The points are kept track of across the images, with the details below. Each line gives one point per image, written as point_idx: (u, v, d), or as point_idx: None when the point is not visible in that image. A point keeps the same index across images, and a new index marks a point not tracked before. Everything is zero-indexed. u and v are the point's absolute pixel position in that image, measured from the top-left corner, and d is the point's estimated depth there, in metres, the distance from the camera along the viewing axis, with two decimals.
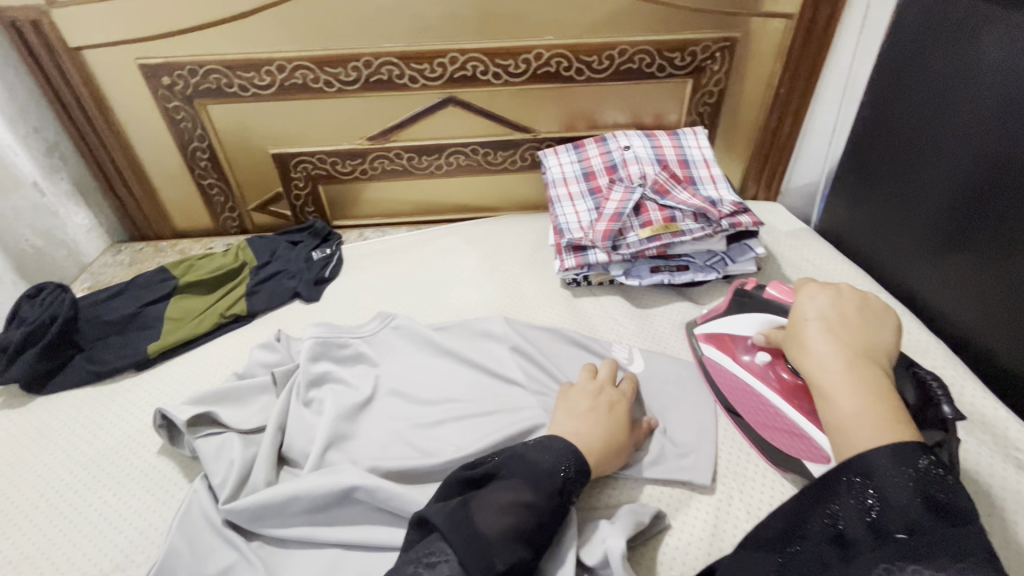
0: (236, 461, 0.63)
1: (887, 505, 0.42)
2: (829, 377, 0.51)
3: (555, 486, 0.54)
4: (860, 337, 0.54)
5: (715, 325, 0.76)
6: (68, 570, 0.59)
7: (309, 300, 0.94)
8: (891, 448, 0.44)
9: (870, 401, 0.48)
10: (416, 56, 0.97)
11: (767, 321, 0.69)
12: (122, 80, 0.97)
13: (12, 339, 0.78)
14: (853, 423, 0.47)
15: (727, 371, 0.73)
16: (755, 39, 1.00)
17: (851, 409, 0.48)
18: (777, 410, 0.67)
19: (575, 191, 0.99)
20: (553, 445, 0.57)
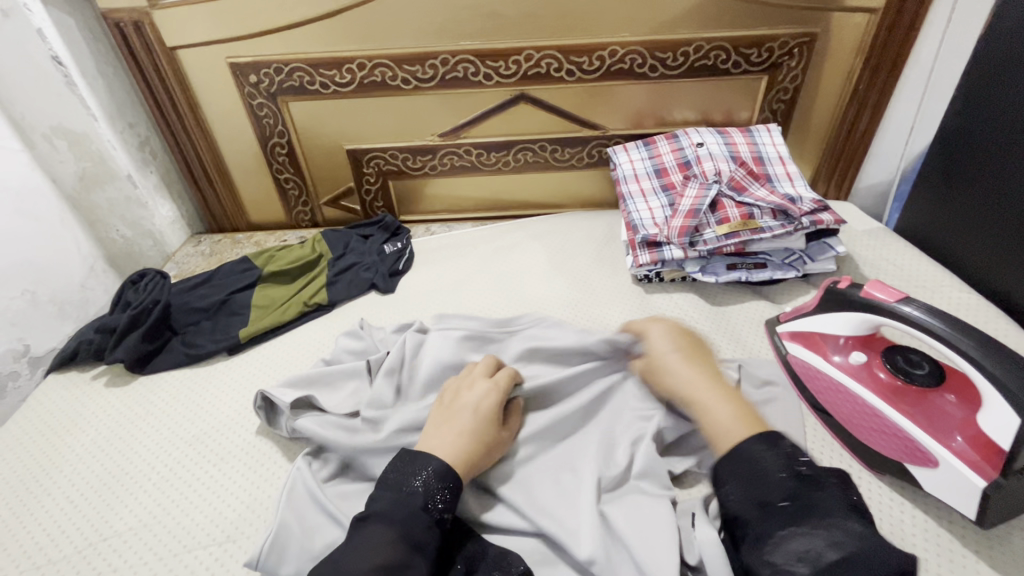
0: (339, 457, 0.66)
1: (764, 484, 0.50)
2: (703, 396, 0.60)
3: (420, 507, 0.53)
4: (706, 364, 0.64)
5: (802, 323, 0.74)
6: (183, 537, 0.62)
7: (385, 292, 0.97)
8: (751, 440, 0.53)
9: (737, 410, 0.57)
10: (492, 54, 0.98)
11: (865, 320, 0.66)
12: (212, 78, 1.02)
13: (118, 321, 0.83)
14: (723, 431, 0.56)
15: (815, 368, 0.71)
16: (835, 34, 0.98)
17: (723, 420, 0.57)
18: (868, 408, 0.65)
19: (647, 187, 0.99)
20: (414, 464, 0.56)
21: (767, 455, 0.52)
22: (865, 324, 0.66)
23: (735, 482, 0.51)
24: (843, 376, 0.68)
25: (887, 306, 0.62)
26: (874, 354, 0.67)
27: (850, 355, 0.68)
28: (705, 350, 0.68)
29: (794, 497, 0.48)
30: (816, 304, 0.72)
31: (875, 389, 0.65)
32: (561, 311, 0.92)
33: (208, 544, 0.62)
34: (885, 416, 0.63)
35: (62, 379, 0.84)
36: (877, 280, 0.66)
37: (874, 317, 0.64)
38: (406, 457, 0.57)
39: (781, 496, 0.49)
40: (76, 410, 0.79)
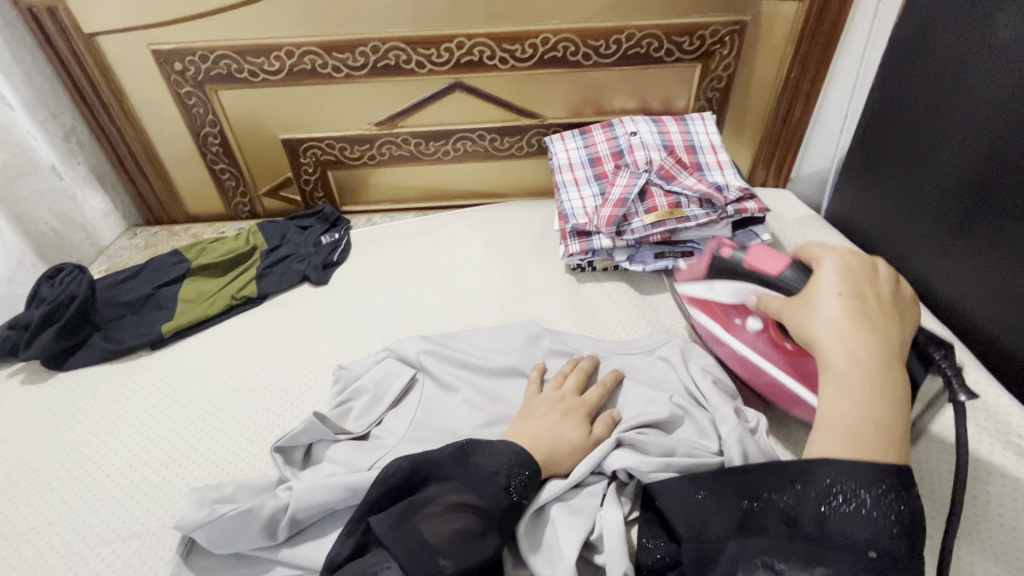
0: (266, 508, 0.57)
1: (862, 524, 0.44)
2: (861, 374, 0.50)
3: (502, 488, 0.54)
4: (887, 333, 0.52)
5: (697, 289, 0.74)
6: (87, 534, 0.62)
7: (317, 284, 0.96)
8: (870, 468, 0.45)
9: (875, 413, 0.48)
10: (424, 41, 0.97)
11: (745, 287, 0.67)
12: (135, 65, 0.99)
13: (33, 317, 0.81)
14: (848, 427, 0.48)
15: (718, 337, 0.73)
16: (765, 21, 0.98)
17: (868, 413, 0.48)
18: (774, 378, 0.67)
19: (581, 176, 0.99)
20: (505, 448, 0.56)
21: (892, 502, 0.44)
22: (746, 293, 0.67)
23: (853, 495, 0.44)
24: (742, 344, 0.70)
25: (777, 275, 0.63)
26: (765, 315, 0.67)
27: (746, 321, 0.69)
28: (904, 323, 0.54)
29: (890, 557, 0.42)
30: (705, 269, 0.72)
31: (773, 357, 0.67)
32: (492, 301, 0.92)
33: (111, 541, 0.61)
34: (788, 383, 0.66)
35: None
36: (760, 248, 0.66)
37: (757, 286, 0.65)
38: (487, 440, 0.57)
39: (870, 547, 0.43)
40: None
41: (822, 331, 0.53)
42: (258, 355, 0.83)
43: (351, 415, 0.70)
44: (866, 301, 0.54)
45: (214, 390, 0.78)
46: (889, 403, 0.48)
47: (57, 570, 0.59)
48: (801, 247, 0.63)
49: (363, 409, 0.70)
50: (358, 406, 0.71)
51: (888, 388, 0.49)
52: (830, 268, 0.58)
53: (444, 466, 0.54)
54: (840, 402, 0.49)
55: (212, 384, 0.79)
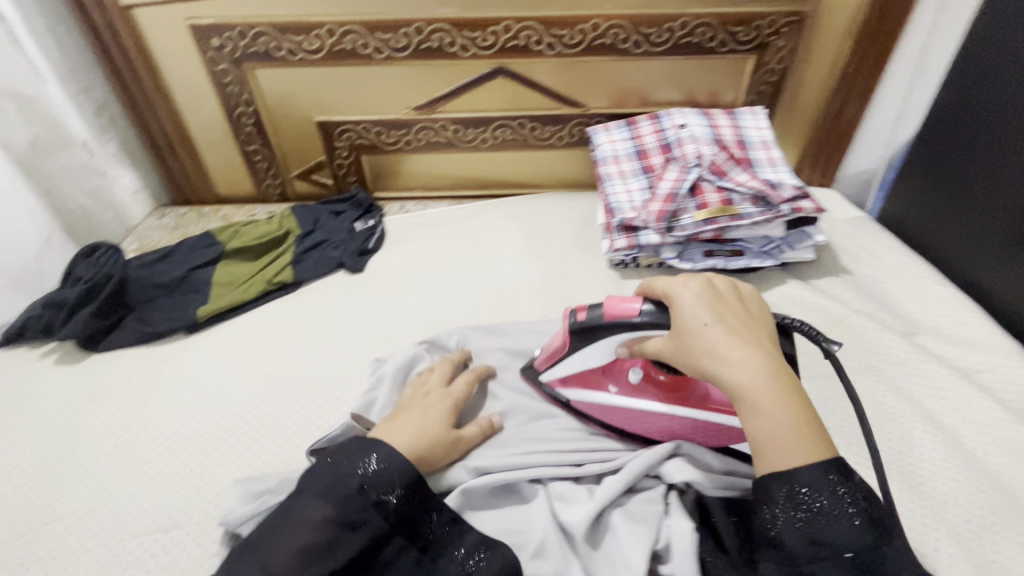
0: None
1: (830, 526, 0.44)
2: (758, 386, 0.47)
3: (356, 489, 0.52)
4: (754, 332, 0.51)
5: (566, 366, 0.67)
6: (130, 523, 0.60)
7: (353, 271, 0.94)
8: (817, 470, 0.44)
9: (793, 416, 0.46)
10: (469, 23, 0.93)
11: (612, 339, 0.62)
12: (171, 40, 0.96)
13: (68, 296, 0.79)
14: (776, 439, 0.46)
15: (604, 406, 0.67)
16: (825, 14, 0.94)
17: (783, 415, 0.46)
18: (676, 420, 0.64)
19: (627, 169, 0.96)
20: (364, 447, 0.55)
21: (846, 497, 0.44)
22: (615, 344, 0.63)
23: (810, 497, 0.44)
24: (630, 400, 0.66)
25: (639, 316, 0.58)
26: (638, 362, 0.65)
27: (624, 379, 0.66)
28: (756, 309, 0.55)
29: (863, 552, 0.43)
30: (568, 343, 0.65)
31: (659, 398, 0.65)
32: (534, 295, 0.89)
33: (154, 530, 0.60)
34: (690, 417, 0.63)
35: (10, 356, 0.80)
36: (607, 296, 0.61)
37: (619, 335, 0.61)
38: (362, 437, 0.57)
39: (848, 548, 0.44)
40: (25, 387, 0.76)
41: (709, 358, 0.50)
42: (296, 343, 0.81)
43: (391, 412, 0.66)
44: (723, 313, 0.52)
45: (252, 377, 0.76)
46: (798, 403, 0.47)
47: (100, 558, 0.57)
48: (645, 282, 0.61)
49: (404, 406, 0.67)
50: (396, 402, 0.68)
51: (785, 390, 0.47)
52: (694, 287, 0.54)
53: (307, 476, 0.53)
54: (754, 421, 0.47)
55: (249, 371, 0.77)
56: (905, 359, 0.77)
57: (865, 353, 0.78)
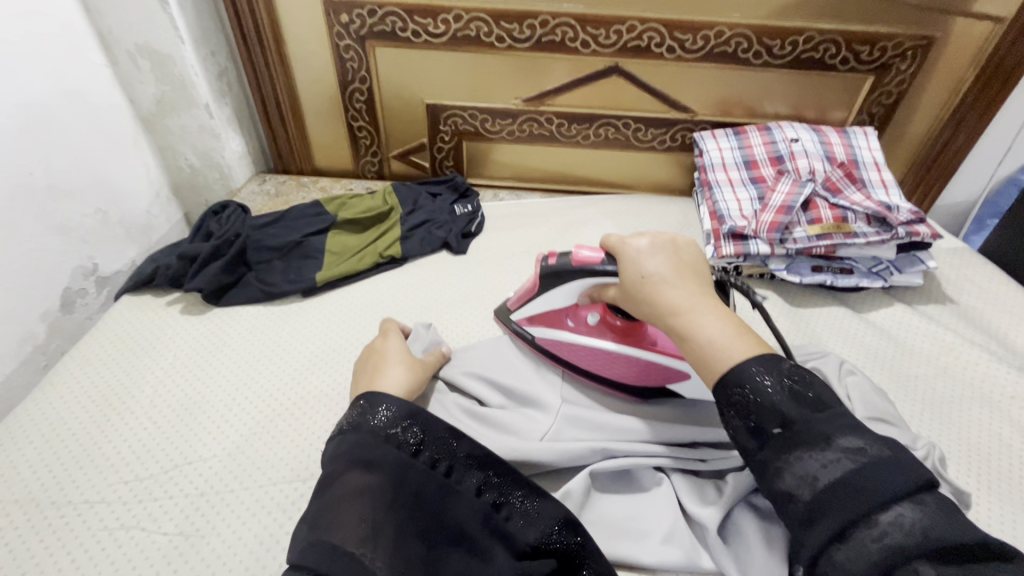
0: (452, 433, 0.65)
1: (758, 411, 0.43)
2: (689, 319, 0.50)
3: (378, 437, 0.56)
4: (696, 276, 0.54)
5: (535, 304, 0.73)
6: (268, 471, 0.63)
7: (457, 253, 0.96)
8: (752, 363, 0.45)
9: (728, 327, 0.48)
10: (595, 20, 0.94)
11: (576, 286, 0.66)
12: (302, 13, 0.99)
13: (200, 249, 0.83)
14: (715, 347, 0.47)
15: (560, 342, 0.72)
16: (953, 40, 0.93)
17: (710, 339, 0.48)
18: (620, 362, 0.68)
19: (735, 178, 0.97)
20: (367, 405, 0.59)
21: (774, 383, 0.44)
22: (579, 292, 0.67)
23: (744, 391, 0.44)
24: (584, 338, 0.70)
25: (602, 263, 0.62)
26: (597, 306, 0.70)
27: (583, 319, 0.71)
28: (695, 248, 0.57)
29: (794, 426, 0.42)
30: (536, 283, 0.71)
31: (611, 339, 0.69)
32: None
33: (293, 480, 0.62)
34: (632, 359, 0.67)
35: (137, 301, 0.84)
36: (577, 247, 0.65)
37: (585, 281, 0.65)
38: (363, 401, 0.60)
39: (777, 424, 0.43)
40: (153, 332, 0.79)
41: (648, 301, 0.53)
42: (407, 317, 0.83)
43: (511, 427, 0.65)
44: (672, 263, 0.54)
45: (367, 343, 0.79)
46: (730, 318, 0.49)
47: (243, 500, 0.60)
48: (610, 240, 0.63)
49: (518, 418, 0.66)
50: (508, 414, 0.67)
51: (719, 321, 0.49)
52: (641, 242, 0.57)
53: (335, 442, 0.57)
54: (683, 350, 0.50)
55: (364, 338, 0.79)
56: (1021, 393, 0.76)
57: (980, 384, 0.77)
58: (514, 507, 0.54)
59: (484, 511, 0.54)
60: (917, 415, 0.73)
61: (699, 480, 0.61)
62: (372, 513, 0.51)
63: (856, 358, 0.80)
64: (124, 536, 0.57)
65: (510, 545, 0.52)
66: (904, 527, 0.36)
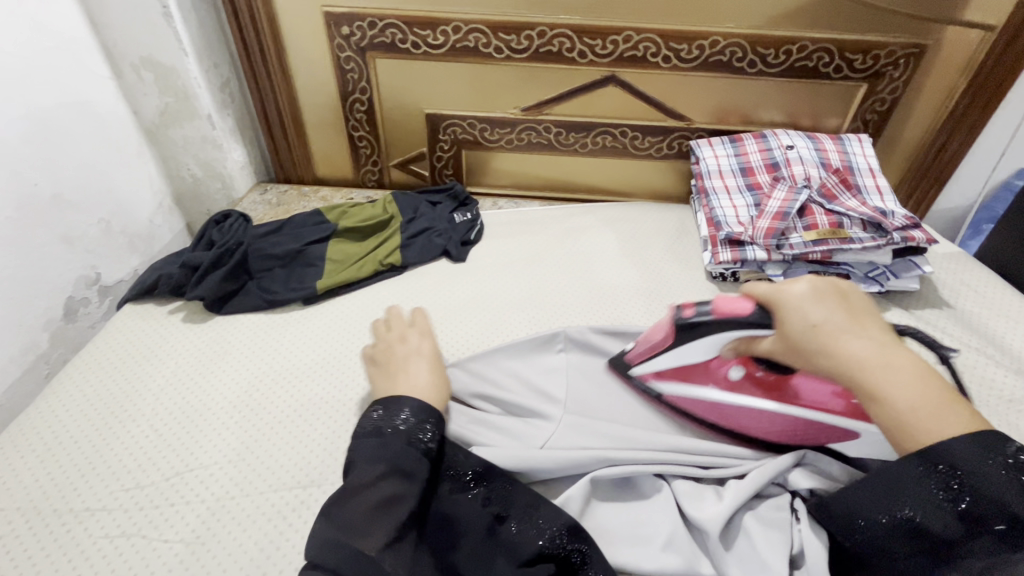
0: None
1: (980, 497, 0.44)
2: (879, 375, 0.47)
3: (404, 441, 0.57)
4: (874, 327, 0.51)
5: (658, 361, 0.67)
6: (269, 478, 0.63)
7: (457, 260, 0.97)
8: (967, 443, 0.44)
9: (924, 390, 0.46)
10: (592, 31, 0.96)
11: (717, 340, 0.62)
12: (303, 26, 1.00)
13: (202, 258, 0.84)
14: (912, 418, 0.46)
15: (698, 398, 0.67)
16: (945, 48, 0.95)
17: (911, 402, 0.46)
18: (771, 417, 0.64)
19: (732, 185, 0.98)
20: (391, 408, 0.60)
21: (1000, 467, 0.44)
22: (721, 346, 0.63)
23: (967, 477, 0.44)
24: (729, 396, 0.65)
25: (752, 316, 0.58)
26: (738, 359, 0.65)
27: (723, 375, 0.66)
28: (859, 293, 0.55)
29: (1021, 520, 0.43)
30: (667, 335, 0.65)
31: (763, 395, 0.64)
32: (634, 299, 0.91)
33: (293, 487, 0.62)
34: (794, 416, 0.62)
35: (139, 309, 0.84)
36: (718, 294, 0.61)
37: (728, 333, 0.61)
38: (390, 399, 0.62)
39: (1000, 520, 0.43)
40: (155, 341, 0.80)
41: (825, 353, 0.50)
42: None
43: (513, 432, 0.66)
44: (840, 310, 0.52)
45: None
46: (929, 380, 0.47)
47: (244, 507, 0.60)
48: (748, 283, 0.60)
49: (521, 425, 0.67)
50: (509, 419, 0.68)
51: (910, 378, 0.47)
52: (801, 285, 0.54)
53: (357, 439, 0.59)
54: (880, 412, 0.47)
55: (365, 345, 0.80)
56: (1018, 396, 0.76)
57: (977, 389, 0.77)
58: (512, 514, 0.57)
59: (488, 522, 0.56)
60: None
61: (700, 486, 0.62)
62: (397, 517, 0.52)
63: None
64: (127, 543, 0.57)
65: (512, 554, 0.54)
66: None
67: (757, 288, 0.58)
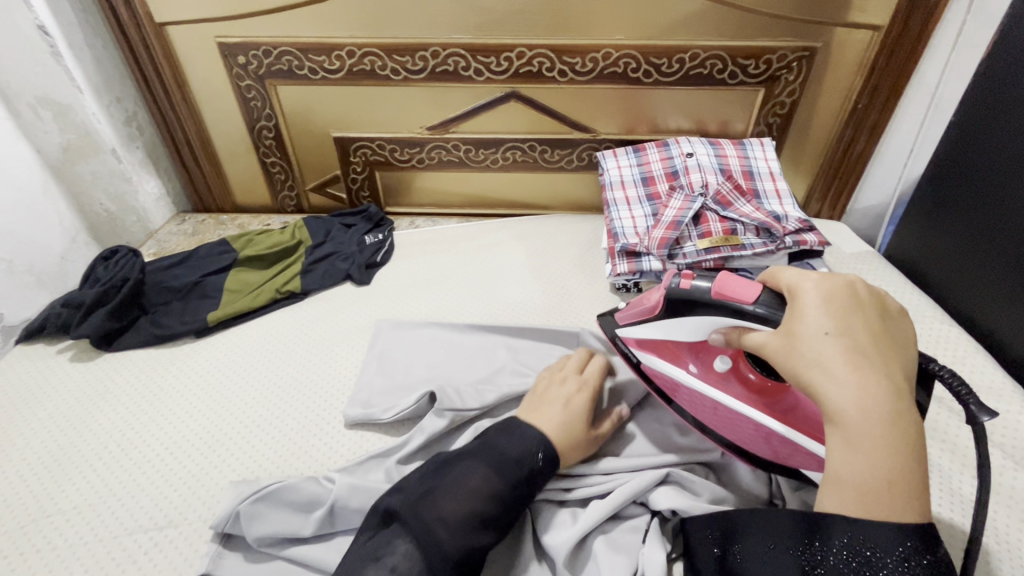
0: (292, 486, 0.60)
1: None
2: (869, 422, 0.44)
3: (515, 464, 0.56)
4: (891, 367, 0.46)
5: (648, 332, 0.65)
6: (124, 521, 0.62)
7: (360, 284, 0.96)
8: (898, 529, 0.42)
9: (901, 460, 0.43)
10: (484, 49, 0.96)
11: (711, 320, 0.59)
12: (200, 57, 1.01)
13: (87, 296, 0.83)
14: (874, 482, 0.43)
15: (676, 381, 0.65)
16: (836, 49, 0.95)
17: (883, 471, 0.43)
18: (745, 419, 0.60)
19: (633, 195, 0.98)
20: (518, 432, 0.59)
21: (914, 555, 0.42)
22: (710, 326, 0.60)
23: (878, 553, 0.42)
24: (709, 386, 0.63)
25: (752, 302, 0.55)
26: (730, 351, 0.64)
27: (708, 363, 0.64)
28: (894, 326, 0.50)
29: None
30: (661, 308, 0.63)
31: (745, 395, 0.61)
32: (534, 315, 0.91)
33: (147, 528, 0.61)
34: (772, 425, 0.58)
35: (28, 350, 0.84)
36: (725, 272, 0.58)
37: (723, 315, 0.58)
38: (513, 424, 0.61)
39: None
40: (36, 382, 0.79)
41: (819, 366, 0.46)
42: (297, 351, 0.83)
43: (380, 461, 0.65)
44: (855, 337, 0.47)
45: (255, 382, 0.78)
46: (913, 450, 0.43)
47: (94, 552, 0.59)
48: (770, 271, 0.56)
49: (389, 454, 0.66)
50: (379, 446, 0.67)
51: (898, 445, 0.43)
52: (830, 292, 0.50)
53: (477, 449, 0.58)
54: (849, 459, 0.44)
55: (252, 376, 0.79)
56: None
57: None
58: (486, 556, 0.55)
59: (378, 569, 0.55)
60: None
61: (562, 508, 0.61)
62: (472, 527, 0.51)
63: None
64: None
65: None
66: None
67: (779, 277, 0.54)
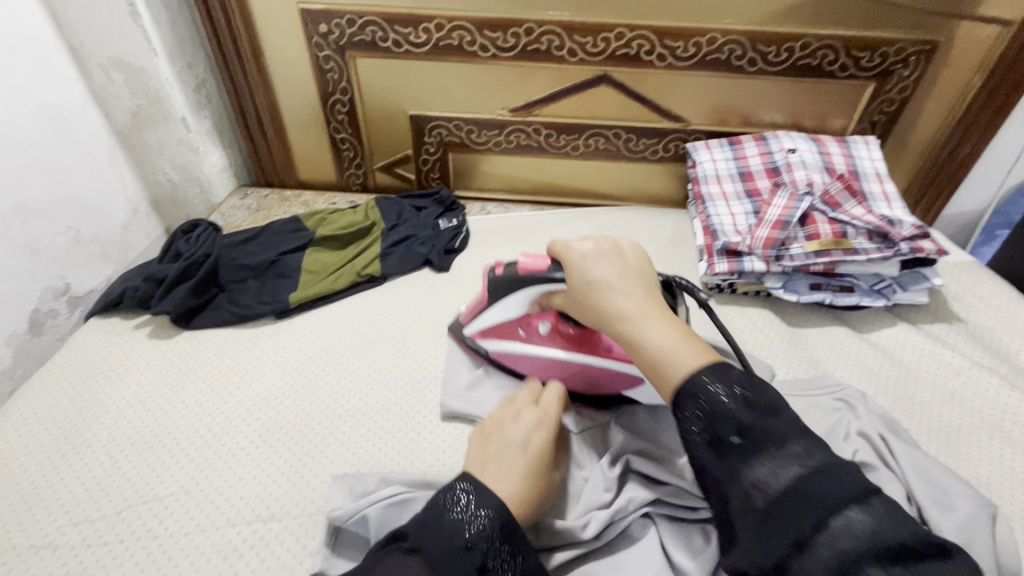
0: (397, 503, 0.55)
1: (722, 419, 0.46)
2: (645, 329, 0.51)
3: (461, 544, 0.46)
4: (642, 282, 0.56)
5: (486, 319, 0.70)
6: (226, 511, 0.59)
7: (440, 270, 0.92)
8: (711, 376, 0.47)
9: (678, 341, 0.50)
10: (582, 28, 0.91)
11: (527, 297, 0.64)
12: (280, 24, 0.96)
13: (170, 270, 0.80)
14: (673, 364, 0.49)
15: (517, 355, 0.70)
16: (958, 45, 0.89)
17: (672, 354, 0.50)
18: (573, 367, 0.66)
19: (730, 191, 0.93)
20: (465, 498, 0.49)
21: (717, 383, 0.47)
22: (527, 303, 0.65)
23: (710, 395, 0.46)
24: (538, 349, 0.68)
25: (550, 273, 0.60)
26: (550, 315, 0.68)
27: (535, 329, 0.69)
28: (632, 248, 0.59)
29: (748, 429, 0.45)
30: (486, 295, 0.68)
31: (567, 349, 0.67)
32: None
33: (251, 520, 0.58)
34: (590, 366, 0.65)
35: (106, 324, 0.81)
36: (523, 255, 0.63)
37: (534, 291, 0.63)
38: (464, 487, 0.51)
39: (733, 432, 0.45)
40: (117, 358, 0.76)
41: (598, 308, 0.55)
42: (383, 339, 0.79)
43: None
44: (608, 275, 0.55)
45: (340, 368, 0.75)
46: (681, 330, 0.52)
47: (196, 544, 0.56)
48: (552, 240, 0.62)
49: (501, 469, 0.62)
50: None
51: (676, 333, 0.51)
52: (585, 246, 0.58)
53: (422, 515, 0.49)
54: (650, 361, 0.51)
55: (340, 363, 0.75)
56: None
57: (989, 412, 0.73)
58: None
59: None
60: (921, 445, 0.69)
61: (688, 525, 0.57)
62: None
63: (858, 381, 0.76)
64: None
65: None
66: (852, 531, 0.40)
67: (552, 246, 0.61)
